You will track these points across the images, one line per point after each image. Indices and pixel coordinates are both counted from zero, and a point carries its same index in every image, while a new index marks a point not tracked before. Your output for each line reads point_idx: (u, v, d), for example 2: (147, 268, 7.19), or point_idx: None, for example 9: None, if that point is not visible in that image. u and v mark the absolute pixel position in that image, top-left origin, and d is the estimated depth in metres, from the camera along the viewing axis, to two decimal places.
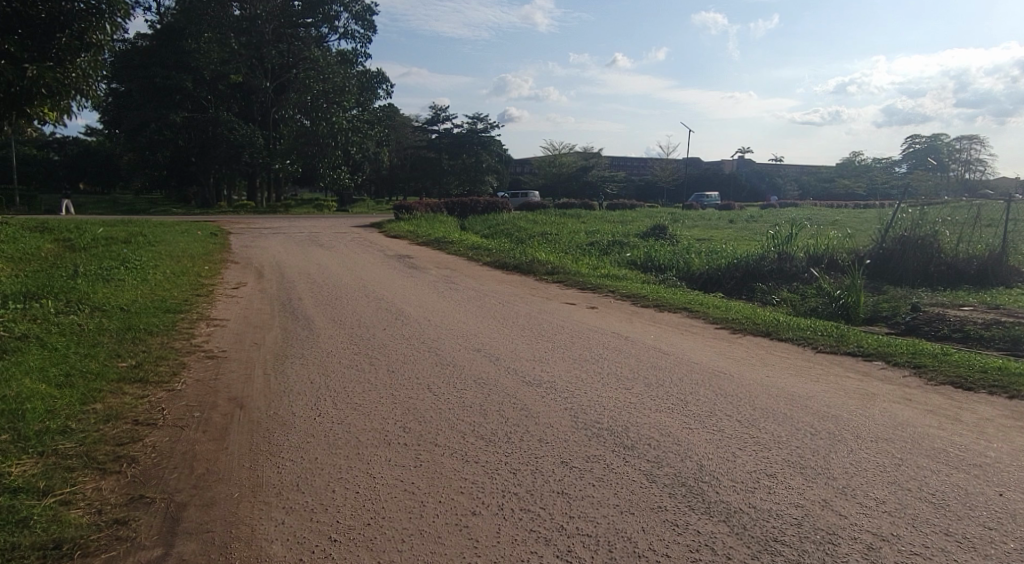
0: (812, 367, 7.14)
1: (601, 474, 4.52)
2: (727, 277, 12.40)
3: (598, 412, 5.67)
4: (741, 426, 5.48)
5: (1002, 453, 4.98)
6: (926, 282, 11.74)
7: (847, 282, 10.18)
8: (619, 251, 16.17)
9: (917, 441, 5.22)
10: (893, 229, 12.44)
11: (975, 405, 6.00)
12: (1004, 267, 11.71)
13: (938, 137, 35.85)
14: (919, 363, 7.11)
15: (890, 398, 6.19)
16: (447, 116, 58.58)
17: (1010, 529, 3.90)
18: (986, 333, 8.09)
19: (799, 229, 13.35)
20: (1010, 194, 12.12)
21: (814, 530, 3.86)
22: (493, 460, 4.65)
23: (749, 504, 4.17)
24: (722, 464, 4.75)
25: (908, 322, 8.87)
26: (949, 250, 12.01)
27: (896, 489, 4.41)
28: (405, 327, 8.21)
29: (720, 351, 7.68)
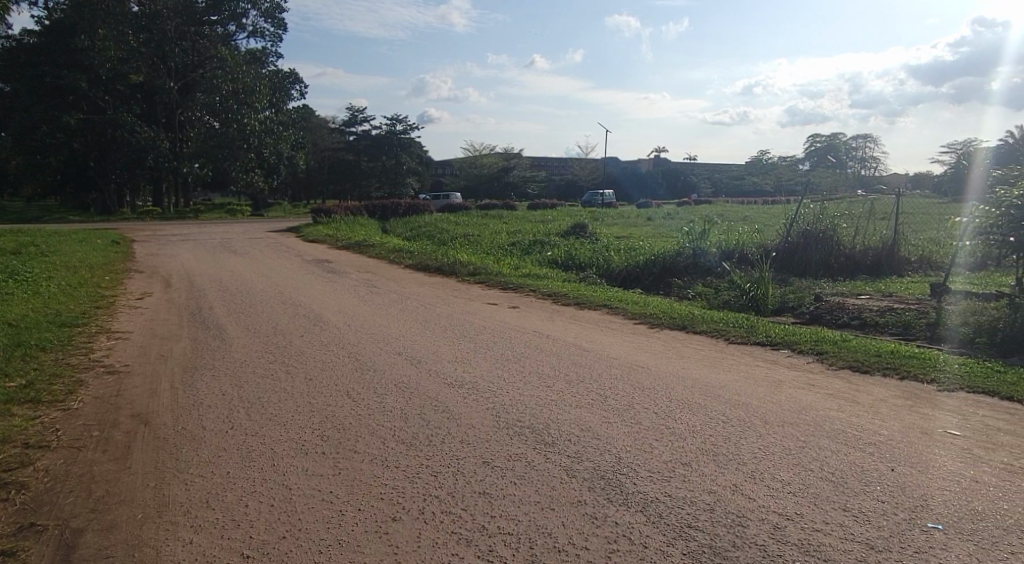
0: (724, 358, 7.44)
1: (522, 472, 4.56)
2: (645, 273, 12.75)
3: (520, 410, 5.73)
4: (658, 417, 5.66)
5: (893, 431, 5.34)
6: (828, 273, 12.41)
7: (756, 275, 10.66)
8: (540, 250, 16.36)
9: (819, 424, 5.53)
10: (797, 223, 13.10)
11: (871, 387, 6.42)
12: (895, 257, 12.55)
13: (835, 137, 37.97)
14: (821, 349, 7.53)
15: (795, 384, 6.53)
16: (365, 117, 57.63)
17: (901, 501, 4.19)
18: (880, 319, 8.66)
19: (711, 225, 13.88)
20: (900, 190, 12.98)
21: (725, 514, 4.02)
22: (415, 464, 4.62)
23: (664, 493, 4.30)
24: (639, 456, 4.89)
25: (812, 311, 9.37)
26: (848, 243, 12.75)
27: (800, 471, 4.65)
28: (324, 333, 8.04)
29: (638, 345, 7.91)
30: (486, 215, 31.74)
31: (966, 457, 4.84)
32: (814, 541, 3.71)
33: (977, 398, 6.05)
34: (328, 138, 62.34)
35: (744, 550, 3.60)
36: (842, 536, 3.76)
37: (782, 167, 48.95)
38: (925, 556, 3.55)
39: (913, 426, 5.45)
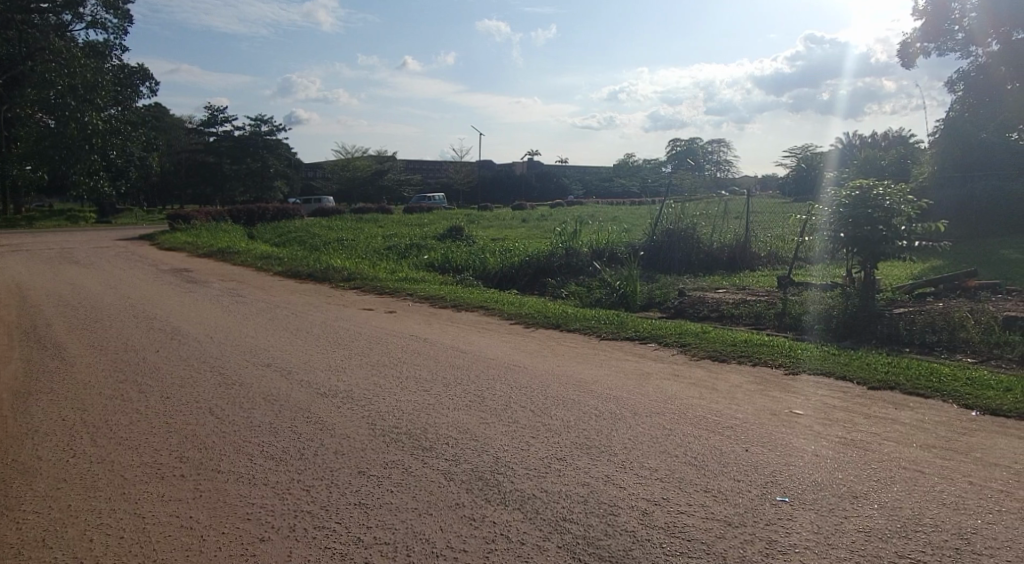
0: (596, 353, 7.73)
1: (399, 479, 4.49)
2: (520, 273, 13.01)
3: (397, 416, 5.64)
4: (534, 415, 5.78)
5: (747, 414, 5.78)
6: (689, 269, 13.22)
7: (624, 273, 11.17)
8: (417, 253, 16.21)
9: (683, 411, 5.87)
10: (661, 222, 13.87)
11: (728, 374, 6.92)
12: (748, 252, 13.60)
13: (693, 140, 40.58)
14: (685, 341, 8.00)
15: (661, 375, 6.90)
16: (227, 117, 54.58)
17: (755, 478, 4.54)
18: (736, 310, 9.35)
19: (582, 225, 14.40)
20: (749, 190, 14.09)
21: (598, 504, 4.17)
22: (285, 480, 4.42)
23: (540, 489, 4.39)
24: (516, 454, 4.96)
25: (676, 305, 9.97)
26: (706, 240, 13.66)
27: (667, 457, 4.91)
28: (183, 348, 7.52)
29: (514, 345, 8.03)
30: (361, 219, 31.04)
31: (809, 433, 5.32)
32: (679, 522, 3.93)
33: (817, 379, 6.69)
34: (186, 138, 58.32)
35: (616, 538, 3.75)
36: (703, 516, 4.01)
37: (646, 169, 51.75)
38: (776, 527, 3.85)
39: (764, 408, 5.93)
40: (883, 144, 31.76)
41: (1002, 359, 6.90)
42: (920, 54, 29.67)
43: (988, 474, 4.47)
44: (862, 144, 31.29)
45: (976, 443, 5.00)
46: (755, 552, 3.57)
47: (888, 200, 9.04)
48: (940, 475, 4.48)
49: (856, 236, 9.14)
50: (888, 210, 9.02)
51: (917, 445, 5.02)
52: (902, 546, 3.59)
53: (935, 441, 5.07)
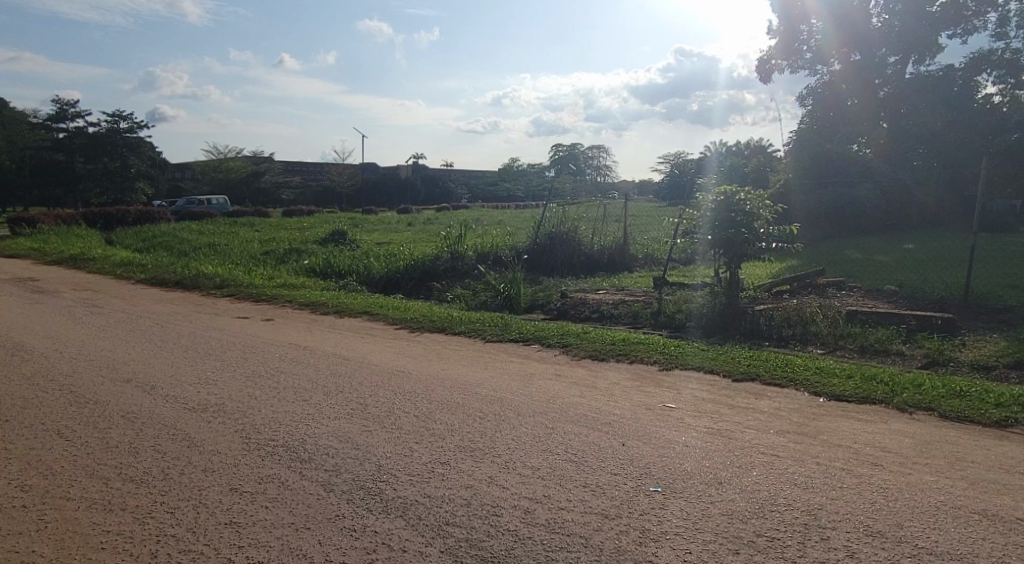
0: (482, 356, 7.77)
1: (274, 495, 4.31)
2: (406, 278, 12.88)
3: (273, 428, 5.40)
4: (418, 420, 5.73)
5: (624, 410, 6.03)
6: (571, 271, 13.61)
7: (509, 276, 11.31)
8: (297, 259, 15.63)
9: (565, 410, 6.04)
10: (544, 225, 14.17)
11: (607, 372, 7.19)
12: (627, 254, 14.14)
13: (574, 147, 42.01)
14: (566, 342, 8.23)
15: (543, 375, 7.06)
16: (78, 112, 49.97)
17: (631, 471, 4.75)
18: (615, 311, 9.73)
19: (467, 229, 14.46)
20: (626, 195, 14.70)
21: (481, 506, 4.20)
22: (146, 503, 4.11)
23: (423, 494, 4.36)
24: (399, 460, 4.90)
25: (559, 307, 10.22)
26: (587, 242, 14.12)
27: (547, 455, 5.03)
28: (26, 365, 6.80)
29: (399, 350, 7.92)
30: (234, 223, 29.46)
31: (680, 426, 5.62)
32: (559, 519, 4.03)
33: (687, 373, 7.10)
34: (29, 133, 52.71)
35: (498, 538, 3.79)
36: (582, 510, 4.13)
37: (528, 174, 52.68)
38: (648, 516, 4.04)
39: (640, 404, 6.21)
40: (744, 153, 34.34)
41: (846, 349, 7.62)
42: (776, 70, 32.28)
43: (832, 454, 4.93)
44: (727, 152, 33.71)
45: (822, 427, 5.50)
46: (630, 541, 3.73)
47: (749, 205, 9.74)
48: (792, 457, 4.89)
49: (721, 238, 9.78)
50: (748, 214, 9.72)
51: (773, 431, 5.44)
52: (760, 526, 3.88)
53: (789, 426, 5.52)
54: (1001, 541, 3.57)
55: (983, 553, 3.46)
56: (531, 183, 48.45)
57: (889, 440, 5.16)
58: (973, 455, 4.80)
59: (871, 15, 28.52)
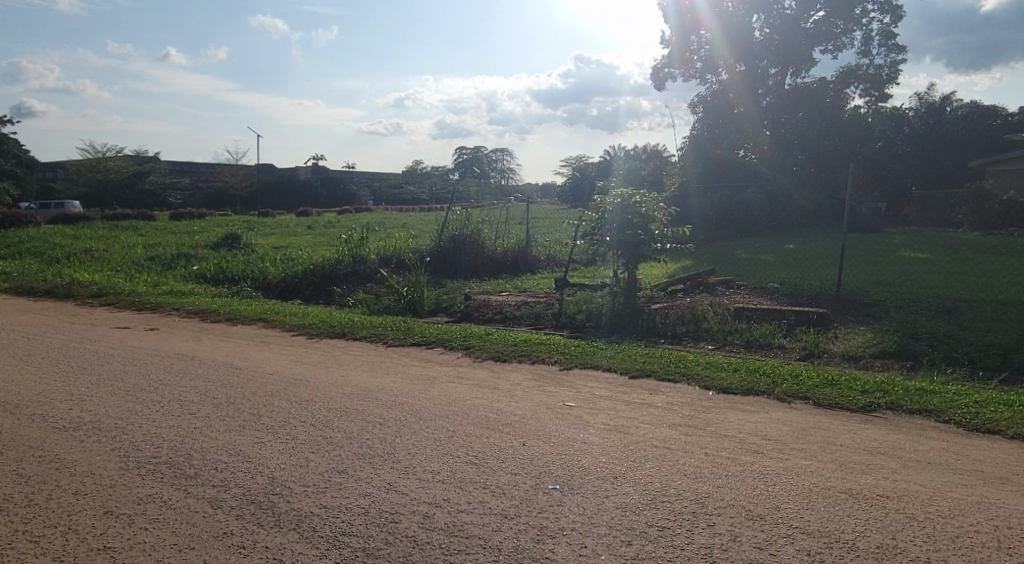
0: (383, 361, 7.66)
1: (155, 515, 4.05)
2: (305, 283, 12.51)
3: (156, 445, 5.08)
4: (316, 429, 5.56)
5: (525, 410, 6.10)
6: (476, 274, 13.66)
7: (411, 279, 11.19)
8: (185, 265, 14.80)
9: (466, 412, 6.04)
10: (448, 228, 14.12)
11: (510, 373, 7.25)
12: (528, 256, 14.32)
13: (478, 149, 42.10)
14: (469, 344, 8.24)
15: (446, 378, 7.02)
16: None
17: (530, 470, 4.80)
18: (518, 312, 9.84)
19: (369, 232, 14.20)
20: (528, 197, 14.87)
21: (379, 513, 4.13)
22: (5, 533, 3.76)
23: (319, 505, 4.23)
24: (293, 471, 4.74)
25: (462, 309, 10.22)
26: (491, 245, 14.19)
27: (448, 459, 5.01)
28: None
29: (295, 358, 7.67)
30: (113, 227, 27.48)
31: (578, 424, 5.76)
32: (458, 521, 4.02)
33: (587, 372, 7.27)
34: None
35: (395, 545, 3.73)
36: (482, 512, 4.14)
37: (432, 176, 52.28)
38: (546, 514, 4.10)
39: (541, 403, 6.29)
40: (641, 157, 35.62)
41: (733, 344, 8.05)
42: (669, 78, 33.76)
43: (719, 444, 5.18)
44: (626, 156, 34.89)
45: (711, 418, 5.79)
46: (528, 540, 3.77)
47: (644, 207, 10.09)
48: (683, 449, 5.11)
49: (620, 239, 10.11)
50: (645, 216, 10.06)
51: (665, 425, 5.66)
52: (651, 516, 4.02)
53: (680, 420, 5.77)
54: (864, 516, 3.87)
55: (849, 528, 3.74)
56: (435, 185, 48.16)
57: (770, 428, 5.49)
58: (842, 439, 5.18)
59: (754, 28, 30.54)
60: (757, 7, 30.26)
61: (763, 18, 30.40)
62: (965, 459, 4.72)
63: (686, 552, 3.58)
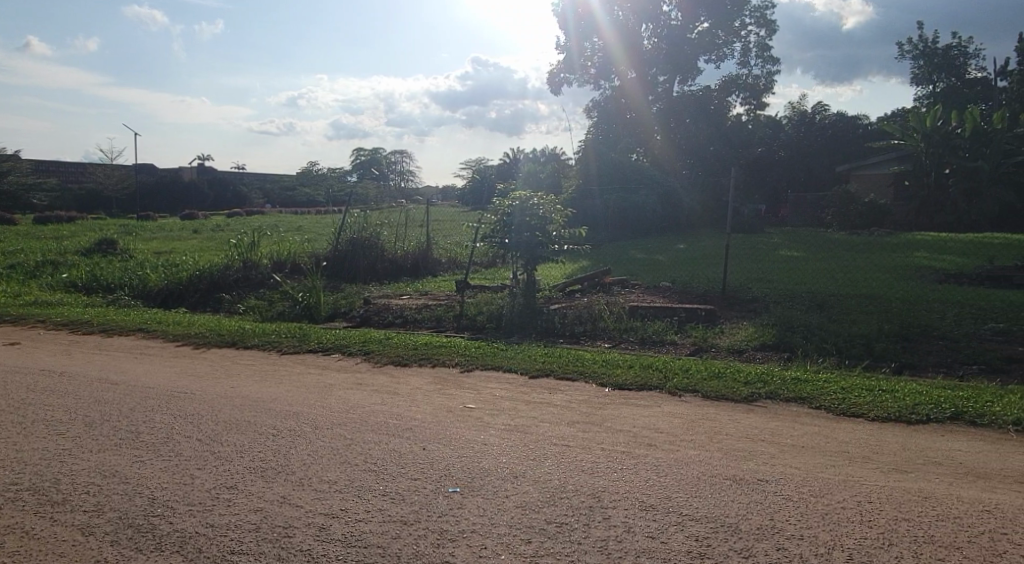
0: (276, 370, 7.35)
1: (16, 548, 3.69)
2: (190, 290, 11.85)
3: (16, 471, 4.62)
4: (202, 444, 5.26)
5: (426, 414, 6.04)
6: (374, 278, 13.41)
7: (307, 284, 10.84)
8: (52, 273, 13.61)
9: (365, 419, 5.90)
10: (345, 232, 13.79)
11: (410, 378, 7.16)
12: (429, 258, 14.19)
13: (376, 151, 41.30)
14: (368, 349, 8.07)
15: (344, 386, 6.83)
16: None
17: (430, 474, 4.76)
18: (418, 315, 9.75)
19: (260, 236, 13.58)
20: (428, 200, 14.70)
21: (271, 529, 3.95)
22: None
23: (205, 524, 4.00)
24: (176, 490, 4.45)
25: (361, 314, 10.00)
26: (390, 248, 13.93)
27: (345, 468, 4.87)
28: None
29: (180, 370, 7.23)
30: None
31: (479, 425, 5.76)
32: (356, 531, 3.91)
33: (488, 373, 7.30)
34: None
35: (289, 560, 3.59)
36: (381, 520, 4.05)
37: (329, 178, 50.76)
38: (446, 517, 4.07)
39: (441, 407, 6.25)
40: (539, 160, 36.23)
41: (628, 341, 8.33)
42: (564, 83, 34.59)
43: (615, 439, 5.35)
44: (525, 160, 35.43)
45: (608, 414, 5.96)
46: (427, 545, 3.72)
47: (542, 209, 10.27)
48: (580, 446, 5.23)
49: (519, 241, 10.24)
50: (542, 218, 10.25)
51: (564, 423, 5.77)
52: (550, 513, 4.08)
53: (578, 417, 5.90)
54: (747, 500, 4.11)
55: (733, 513, 3.95)
56: (332, 187, 46.76)
57: (663, 421, 5.72)
58: (727, 428, 5.48)
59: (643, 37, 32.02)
60: (646, 17, 31.71)
61: (652, 28, 31.97)
62: (833, 441, 5.12)
63: (583, 545, 3.65)
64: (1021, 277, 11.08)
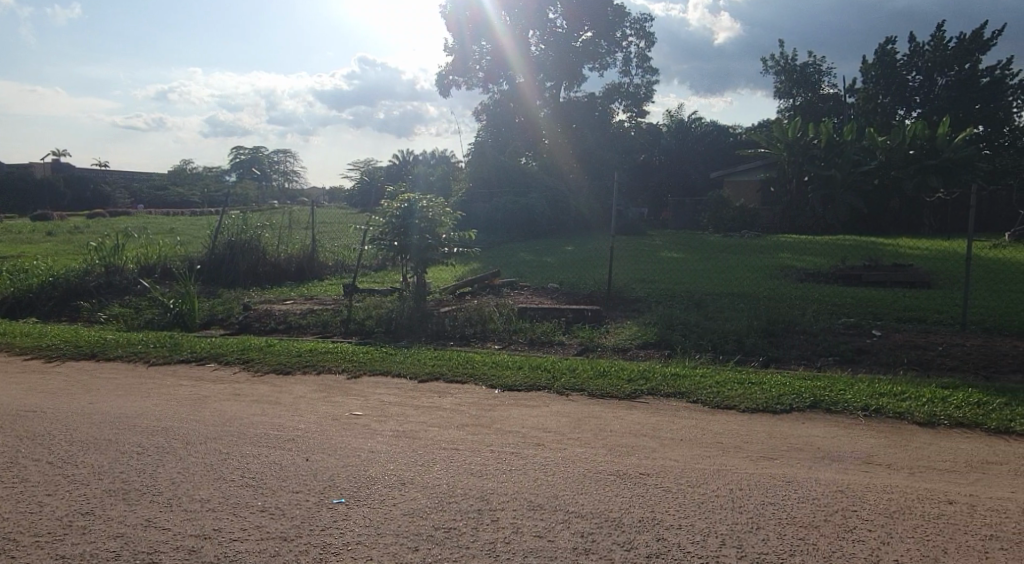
0: (144, 382, 6.82)
1: None
2: (42, 298, 10.79)
3: None
4: (52, 467, 4.76)
5: (310, 424, 5.80)
6: (255, 282, 12.78)
7: (179, 289, 10.16)
8: None
9: (243, 431, 5.58)
10: (222, 234, 13.03)
11: (293, 386, 6.86)
12: (315, 262, 13.71)
13: (257, 150, 39.37)
14: (247, 357, 7.66)
15: (220, 397, 6.44)
16: None
17: (313, 486, 4.56)
18: (303, 321, 9.38)
19: (125, 238, 12.58)
20: (312, 200, 14.19)
21: (135, 555, 3.63)
22: None
23: (55, 556, 3.62)
24: (21, 521, 4.00)
25: (241, 321, 9.48)
26: (272, 251, 13.32)
27: (220, 484, 4.58)
28: None
29: (28, 386, 6.52)
30: None
31: (365, 432, 5.61)
32: (231, 552, 3.67)
33: (376, 379, 7.13)
34: None
35: None
36: (258, 538, 3.83)
37: (204, 177, 47.78)
38: (330, 530, 3.92)
39: (326, 415, 6.03)
40: (430, 162, 36.00)
41: (518, 342, 8.43)
42: (454, 85, 34.59)
43: (503, 440, 5.36)
44: (415, 162, 35.08)
45: (497, 416, 5.98)
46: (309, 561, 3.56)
47: (431, 212, 10.19)
48: (469, 449, 5.20)
49: (408, 243, 10.10)
50: (431, 220, 10.17)
51: (453, 427, 5.73)
52: (439, 519, 4.02)
53: (468, 420, 5.87)
54: (629, 494, 4.24)
55: (616, 507, 4.05)
56: (209, 187, 44.05)
57: (550, 420, 5.81)
58: (612, 425, 5.65)
59: (530, 43, 32.62)
60: (532, 24, 32.30)
61: (539, 34, 32.61)
62: (708, 433, 5.40)
63: (471, 550, 3.62)
64: (869, 276, 12.19)
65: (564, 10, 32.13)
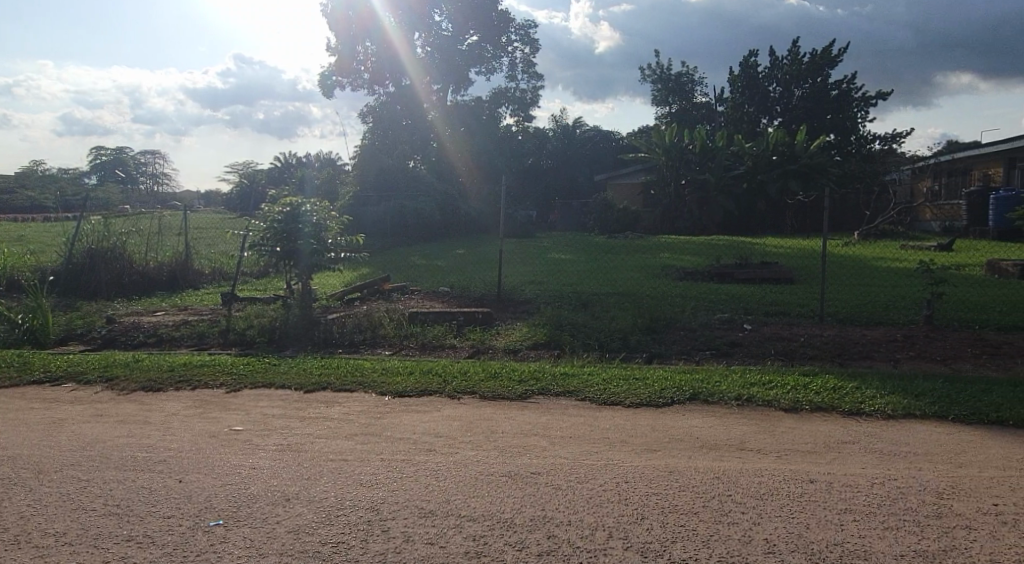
0: None
1: None
2: None
3: None
4: None
5: (184, 443, 5.41)
6: (120, 293, 11.84)
7: (29, 303, 9.21)
8: None
9: (107, 455, 5.12)
10: (80, 242, 11.96)
11: (165, 403, 6.39)
12: (188, 270, 12.86)
13: (123, 151, 36.52)
14: (112, 375, 7.04)
15: (79, 419, 5.88)
16: None
17: (188, 509, 4.25)
18: (175, 333, 8.78)
19: None
20: (184, 204, 13.31)
21: None
22: None
23: None
24: None
25: (104, 335, 8.73)
26: (139, 260, 12.38)
27: (80, 514, 4.17)
28: None
29: None
30: None
31: (247, 448, 5.32)
32: None
33: (258, 392, 6.77)
34: None
35: None
36: None
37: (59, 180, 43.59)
38: (206, 554, 3.67)
39: (203, 433, 5.66)
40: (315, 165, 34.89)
41: (408, 347, 8.31)
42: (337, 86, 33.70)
43: (394, 448, 5.25)
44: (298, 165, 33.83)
45: (388, 423, 5.85)
46: None
47: (315, 216, 9.81)
48: (358, 458, 5.05)
49: (290, 249, 9.70)
50: (316, 225, 9.80)
51: (342, 437, 5.54)
52: (326, 534, 3.86)
53: (357, 429, 5.71)
54: (520, 494, 4.26)
55: (508, 508, 4.06)
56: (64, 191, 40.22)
57: (442, 425, 5.76)
58: (504, 426, 5.67)
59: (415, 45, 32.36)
60: (416, 26, 32.05)
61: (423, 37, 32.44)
62: (596, 430, 5.53)
63: None
64: (740, 273, 13.01)
65: (448, 13, 32.18)
